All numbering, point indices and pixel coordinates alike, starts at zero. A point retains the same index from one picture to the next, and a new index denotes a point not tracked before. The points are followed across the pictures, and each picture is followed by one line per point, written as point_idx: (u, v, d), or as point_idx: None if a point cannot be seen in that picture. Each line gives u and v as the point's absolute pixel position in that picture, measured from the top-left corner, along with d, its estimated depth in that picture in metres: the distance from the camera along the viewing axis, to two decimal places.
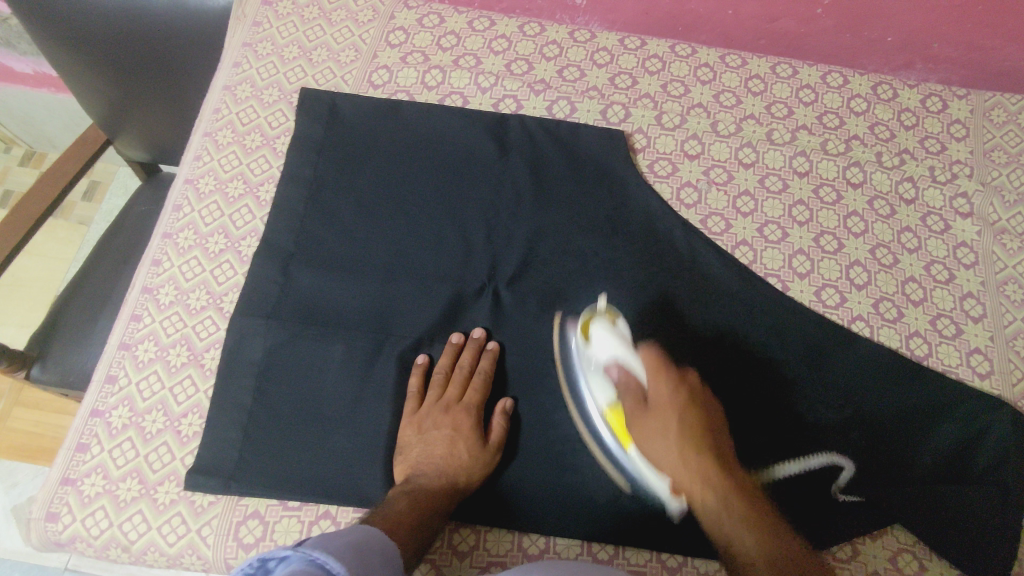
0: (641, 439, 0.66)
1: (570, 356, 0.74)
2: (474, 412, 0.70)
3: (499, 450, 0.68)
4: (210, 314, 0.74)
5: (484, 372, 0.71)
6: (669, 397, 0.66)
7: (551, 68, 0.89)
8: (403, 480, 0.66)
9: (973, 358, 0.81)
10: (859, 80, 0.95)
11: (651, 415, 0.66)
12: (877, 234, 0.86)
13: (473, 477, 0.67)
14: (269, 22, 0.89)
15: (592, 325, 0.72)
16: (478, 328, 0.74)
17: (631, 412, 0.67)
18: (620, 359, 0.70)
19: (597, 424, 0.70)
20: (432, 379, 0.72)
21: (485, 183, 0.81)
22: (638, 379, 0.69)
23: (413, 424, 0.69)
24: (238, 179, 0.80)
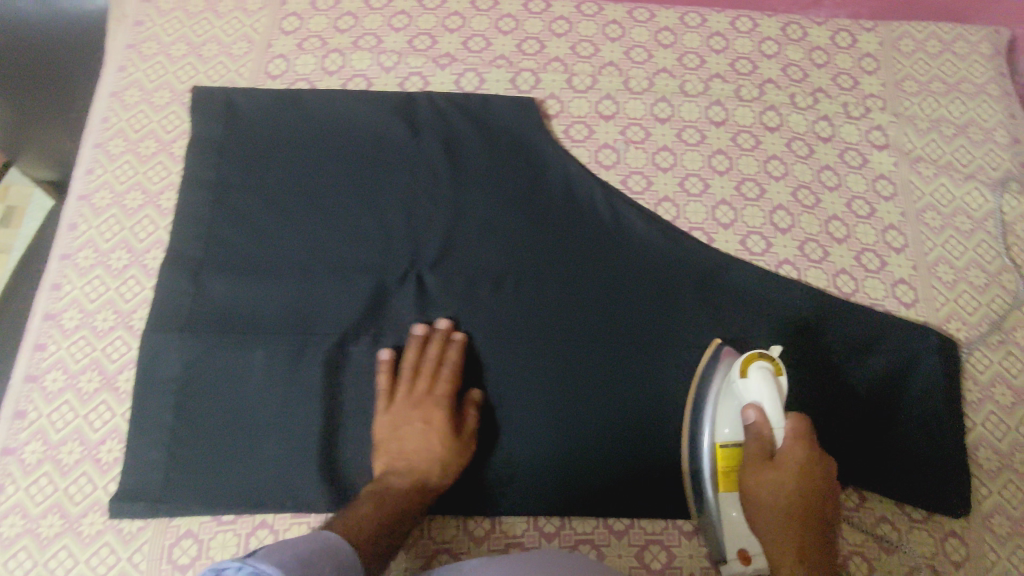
0: (750, 474, 0.64)
1: (713, 385, 0.70)
2: (445, 404, 0.68)
3: (472, 438, 0.67)
4: (120, 333, 0.71)
5: (452, 364, 0.70)
6: (793, 459, 0.63)
7: (455, 41, 0.86)
8: (376, 477, 0.65)
9: (898, 289, 0.82)
10: (768, 23, 0.94)
11: (769, 461, 0.63)
12: (797, 176, 0.86)
13: (451, 468, 0.66)
14: (152, 20, 0.84)
15: (755, 365, 0.66)
16: (443, 319, 0.73)
17: (750, 455, 0.65)
18: (761, 409, 0.65)
19: (703, 452, 0.69)
20: (399, 374, 0.70)
21: (397, 165, 0.78)
22: (770, 432, 0.64)
23: (388, 419, 0.67)
24: (136, 190, 0.76)
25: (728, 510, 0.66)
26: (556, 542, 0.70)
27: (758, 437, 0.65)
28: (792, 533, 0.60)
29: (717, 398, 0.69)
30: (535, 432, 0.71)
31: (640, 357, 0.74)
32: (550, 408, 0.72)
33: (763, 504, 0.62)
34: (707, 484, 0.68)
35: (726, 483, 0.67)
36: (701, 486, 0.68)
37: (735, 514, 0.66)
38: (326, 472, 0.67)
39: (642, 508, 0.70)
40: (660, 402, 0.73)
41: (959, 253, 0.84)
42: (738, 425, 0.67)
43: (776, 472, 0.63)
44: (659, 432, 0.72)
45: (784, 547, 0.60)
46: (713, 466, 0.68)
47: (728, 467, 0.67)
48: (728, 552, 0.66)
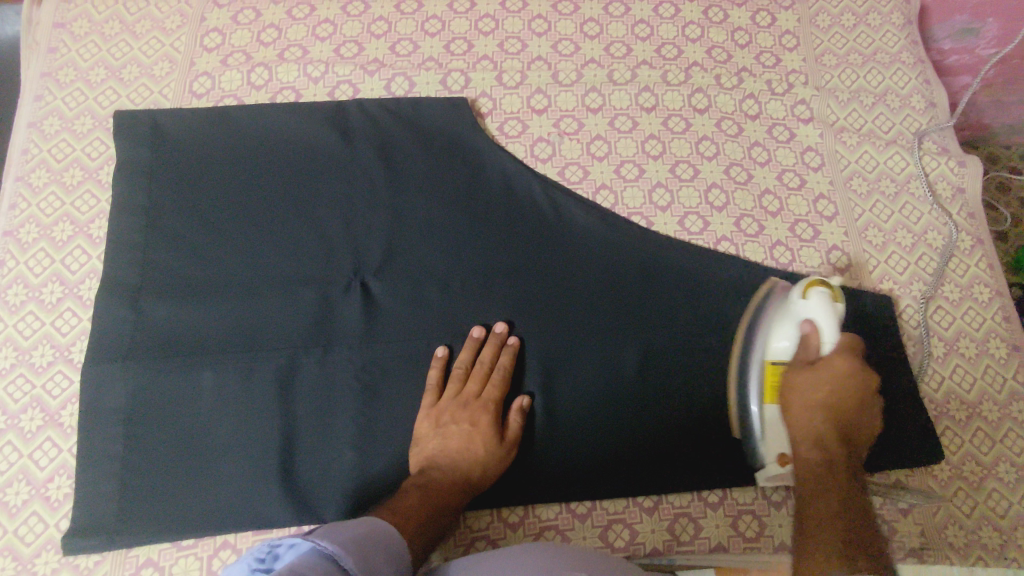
0: (795, 384, 0.64)
1: (774, 303, 0.70)
2: (494, 407, 0.69)
3: (514, 444, 0.69)
4: (60, 368, 0.70)
5: (504, 368, 0.71)
6: (837, 371, 0.62)
7: (382, 46, 0.86)
8: (417, 471, 0.67)
9: (832, 255, 0.85)
10: (690, 7, 0.97)
11: (813, 371, 0.63)
12: (729, 154, 0.88)
13: (488, 470, 0.67)
14: (67, 46, 0.82)
15: (814, 289, 0.66)
16: (500, 322, 0.74)
17: (796, 368, 0.65)
18: (813, 325, 0.64)
19: (754, 367, 0.69)
20: (452, 375, 0.71)
21: (333, 174, 0.78)
22: (824, 345, 0.64)
23: (431, 417, 0.69)
24: (64, 221, 0.74)
25: (770, 421, 0.67)
26: (522, 531, 0.71)
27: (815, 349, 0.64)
28: (819, 442, 0.60)
29: (775, 314, 0.69)
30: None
31: (589, 343, 0.75)
32: (506, 400, 0.72)
33: (796, 414, 0.63)
34: (749, 394, 0.69)
35: (769, 396, 0.67)
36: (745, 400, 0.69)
37: (773, 425, 0.67)
38: (283, 487, 0.67)
39: (604, 489, 0.71)
40: (613, 385, 0.74)
41: (887, 216, 0.88)
42: (790, 343, 0.67)
43: (816, 385, 0.62)
44: (614, 415, 0.73)
45: (816, 455, 0.59)
46: (760, 379, 0.68)
47: (774, 382, 0.67)
48: (766, 456, 0.68)
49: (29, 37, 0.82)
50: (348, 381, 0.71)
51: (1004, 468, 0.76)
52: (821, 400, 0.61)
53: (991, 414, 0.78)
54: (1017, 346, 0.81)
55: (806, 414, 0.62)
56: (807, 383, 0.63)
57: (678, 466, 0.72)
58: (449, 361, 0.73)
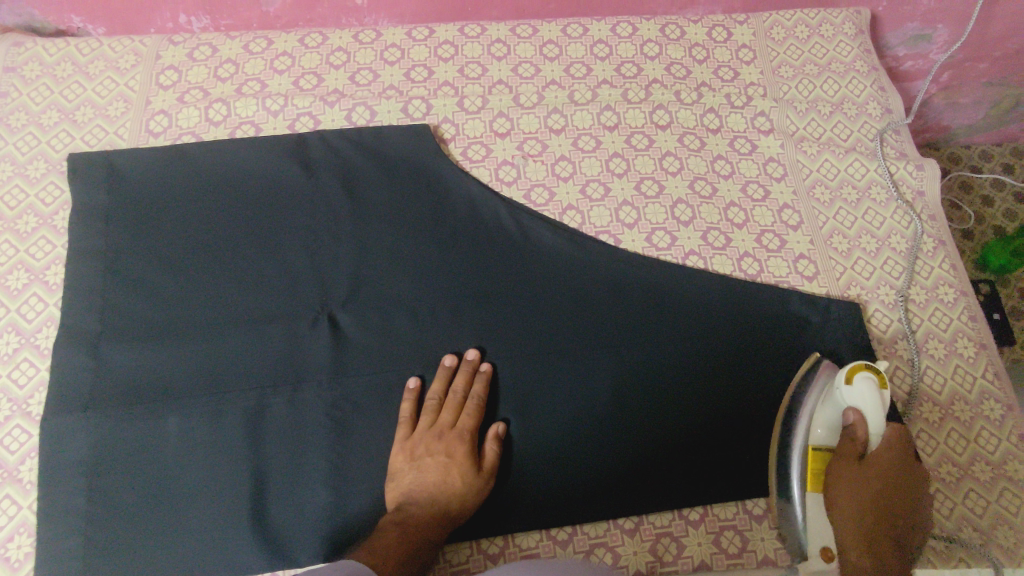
0: (846, 474, 0.67)
1: (814, 386, 0.73)
2: (469, 437, 0.69)
3: (492, 474, 0.68)
4: (18, 421, 0.67)
5: (478, 396, 0.71)
6: (889, 468, 0.67)
7: (341, 76, 0.86)
8: (394, 508, 0.65)
9: (800, 264, 0.86)
10: (647, 25, 0.98)
11: (866, 467, 0.67)
12: (692, 168, 0.89)
13: (468, 502, 0.66)
14: (17, 90, 0.80)
15: (863, 373, 0.69)
16: (472, 349, 0.74)
17: (846, 456, 0.68)
18: (859, 414, 0.68)
19: (795, 455, 0.70)
20: (425, 405, 0.70)
21: (297, 207, 0.77)
22: (868, 437, 0.68)
23: (405, 451, 0.68)
24: (19, 268, 0.73)
25: (813, 512, 0.68)
26: (504, 562, 0.69)
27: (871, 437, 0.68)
28: (862, 530, 0.64)
29: (817, 400, 0.71)
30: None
31: (561, 366, 0.75)
32: (480, 429, 0.71)
33: (842, 506, 0.66)
34: (793, 483, 0.69)
35: (813, 484, 0.69)
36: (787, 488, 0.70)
37: (817, 514, 0.68)
38: (256, 532, 0.65)
39: (584, 513, 0.70)
40: (587, 405, 0.74)
41: (851, 222, 0.89)
42: (833, 434, 0.71)
43: (862, 482, 0.66)
44: (590, 435, 0.73)
45: (857, 539, 0.64)
46: (802, 468, 0.69)
47: (818, 471, 0.69)
48: (808, 551, 0.67)
49: None
50: (318, 418, 0.70)
51: (979, 467, 0.76)
52: (867, 496, 0.66)
53: (963, 413, 0.79)
54: (983, 345, 0.82)
55: (858, 504, 0.65)
56: (890, 468, 0.67)
57: (657, 484, 0.72)
58: (421, 393, 0.72)
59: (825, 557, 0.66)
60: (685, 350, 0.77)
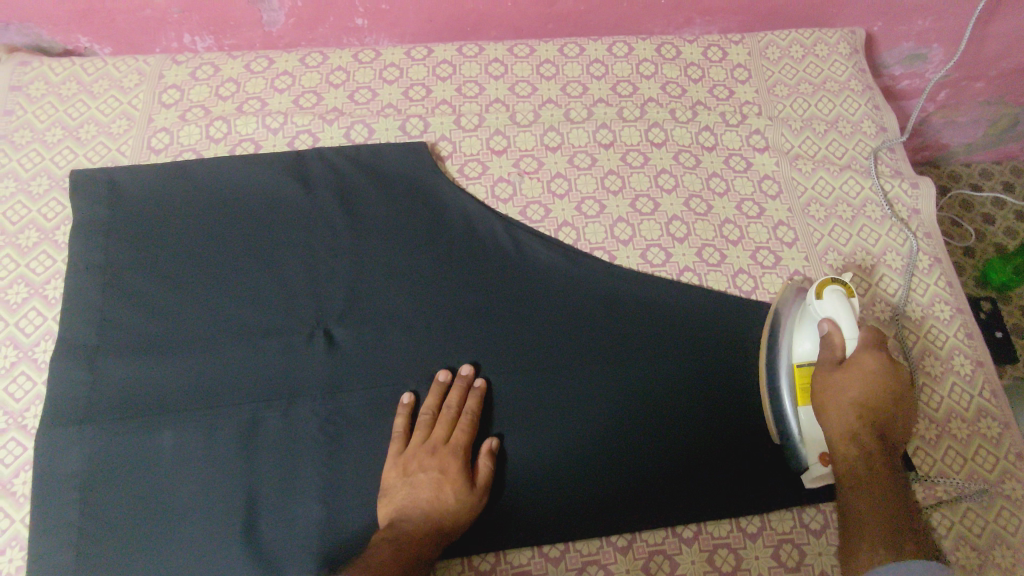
0: (831, 379, 0.68)
1: (790, 308, 0.75)
2: (463, 452, 0.68)
3: (485, 490, 0.68)
4: (13, 435, 0.68)
5: (471, 412, 0.71)
6: (870, 368, 0.66)
7: (341, 95, 0.88)
8: (387, 524, 0.65)
9: (795, 281, 0.86)
10: (643, 45, 0.99)
11: (844, 370, 0.67)
12: (687, 186, 0.90)
13: (460, 519, 0.66)
14: (23, 108, 0.82)
15: (829, 289, 0.70)
16: (466, 365, 0.74)
17: (826, 366, 0.69)
18: (834, 326, 0.69)
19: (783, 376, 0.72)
20: (419, 421, 0.70)
21: (295, 223, 0.78)
22: (845, 342, 0.68)
23: (398, 467, 0.68)
24: (19, 283, 0.74)
25: (807, 423, 0.70)
26: None
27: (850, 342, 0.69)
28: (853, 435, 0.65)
29: (796, 319, 0.74)
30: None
31: (554, 381, 0.75)
32: (473, 444, 0.71)
33: (831, 414, 0.67)
34: (783, 402, 0.72)
35: (801, 399, 0.71)
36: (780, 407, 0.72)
37: (812, 425, 0.70)
38: (247, 547, 0.65)
39: (578, 530, 0.70)
40: (580, 420, 0.74)
41: (846, 239, 0.89)
42: (815, 347, 0.71)
43: (845, 386, 0.67)
44: (584, 452, 0.72)
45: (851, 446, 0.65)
46: (790, 382, 0.72)
47: (805, 383, 0.71)
48: (808, 460, 0.71)
49: None
50: (312, 432, 0.70)
51: (978, 486, 0.75)
52: (853, 400, 0.66)
53: (960, 431, 0.78)
54: (980, 362, 0.82)
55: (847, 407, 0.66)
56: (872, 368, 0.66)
57: (650, 502, 0.71)
58: (415, 408, 0.72)
59: (824, 462, 0.70)
60: (678, 368, 0.76)
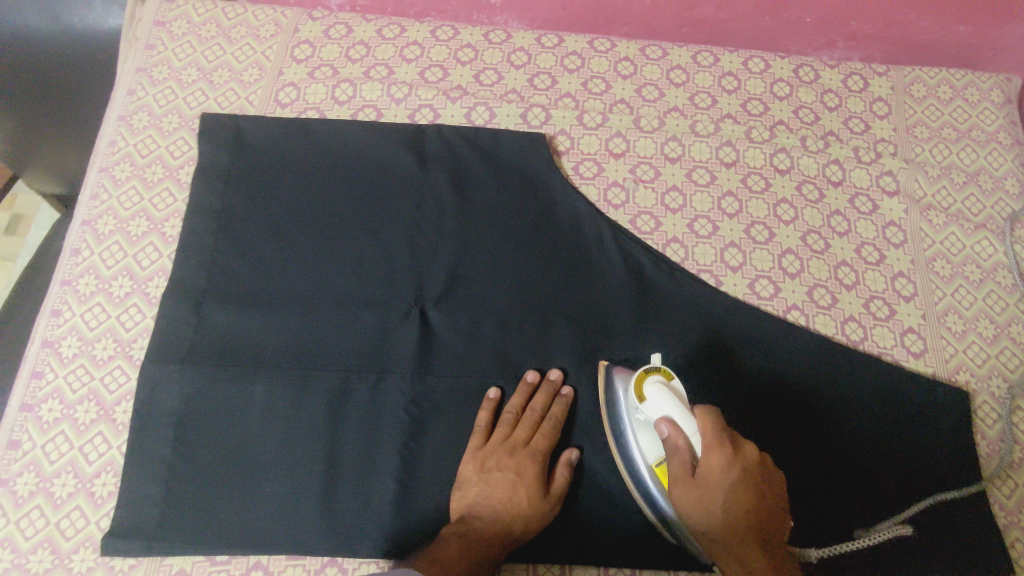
0: (675, 501, 0.56)
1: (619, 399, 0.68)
2: (541, 458, 0.67)
3: (559, 501, 0.67)
4: (119, 363, 0.69)
5: (556, 419, 0.69)
6: (714, 476, 0.53)
7: (467, 74, 0.86)
8: (457, 518, 0.64)
9: (906, 338, 0.81)
10: (781, 63, 0.94)
11: (700, 488, 0.54)
12: (807, 220, 0.85)
13: (530, 526, 0.65)
14: (164, 43, 0.83)
15: (648, 383, 0.62)
16: (555, 370, 0.72)
17: (673, 479, 0.56)
18: (670, 421, 0.58)
19: (625, 424, 0.67)
20: (501, 418, 0.70)
21: (404, 198, 0.78)
22: (690, 445, 0.56)
23: (476, 460, 0.67)
24: (141, 217, 0.75)
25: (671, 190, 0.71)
26: None
27: (671, 457, 0.57)
28: (720, 525, 0.53)
29: None
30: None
31: None
32: (551, 451, 0.70)
33: (693, 525, 0.55)
34: None
35: None
36: (643, 491, 0.66)
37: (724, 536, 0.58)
38: (324, 514, 0.66)
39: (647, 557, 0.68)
40: None
41: (969, 302, 0.83)
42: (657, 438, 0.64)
43: (698, 488, 0.54)
44: None
45: (726, 556, 0.54)
46: None
47: None
48: None
49: (128, 32, 0.83)
50: (397, 411, 0.70)
51: None
52: (731, 505, 0.52)
53: None
54: None
55: (697, 521, 0.54)
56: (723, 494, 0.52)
57: None
58: (499, 406, 0.71)
59: None
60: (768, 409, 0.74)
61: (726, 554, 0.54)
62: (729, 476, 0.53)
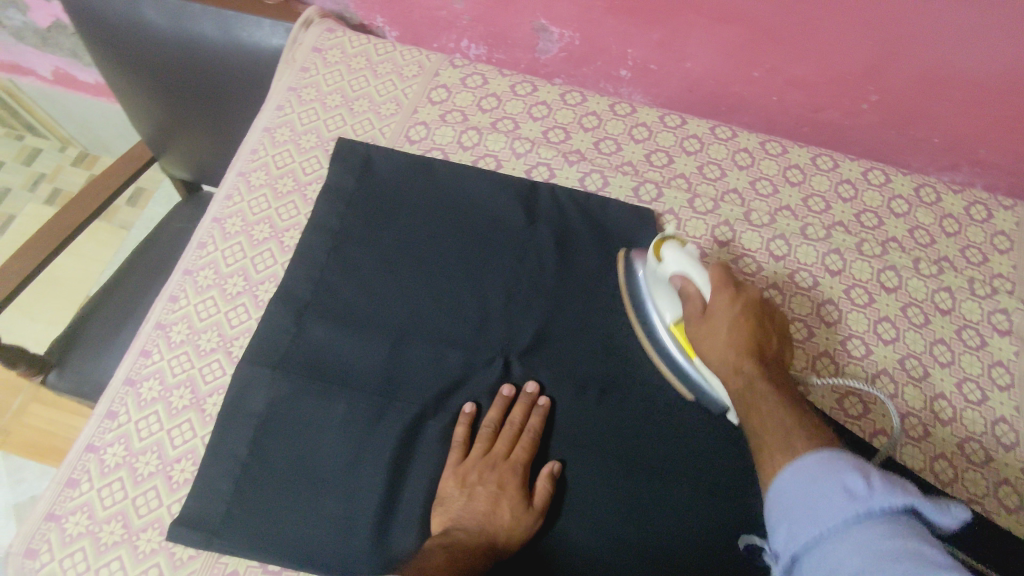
0: (691, 338, 0.68)
1: (642, 283, 0.76)
2: (522, 472, 0.68)
3: (542, 515, 0.66)
4: (218, 357, 0.72)
5: (533, 431, 0.69)
6: (723, 306, 0.67)
7: (588, 140, 0.89)
8: (440, 532, 0.64)
9: (1001, 490, 0.74)
10: (902, 180, 0.92)
11: (707, 321, 0.67)
12: (908, 343, 0.81)
13: (514, 540, 0.64)
14: (317, 68, 0.90)
15: (664, 246, 0.74)
16: (531, 382, 0.72)
17: (688, 317, 0.69)
18: (685, 277, 0.71)
19: (650, 317, 0.75)
20: (479, 433, 0.70)
21: (508, 248, 0.80)
22: (699, 291, 0.70)
23: (456, 476, 0.67)
24: (265, 223, 0.80)
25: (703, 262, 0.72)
26: None
27: (687, 300, 0.70)
28: (732, 352, 0.64)
29: None
30: (580, 547, 0.66)
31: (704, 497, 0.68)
32: (532, 466, 0.70)
33: (709, 344, 0.66)
34: None
35: None
36: (662, 351, 0.73)
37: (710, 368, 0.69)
38: (376, 547, 0.64)
39: None
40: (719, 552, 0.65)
41: None
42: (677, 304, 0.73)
43: (711, 327, 0.67)
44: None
45: (733, 371, 0.63)
46: None
47: None
48: None
49: (288, 54, 0.91)
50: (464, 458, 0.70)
51: None
52: (732, 338, 0.65)
53: None
54: None
55: (714, 353, 0.65)
56: (727, 320, 0.66)
57: None
58: (475, 421, 0.72)
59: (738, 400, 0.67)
60: None
61: (732, 369, 0.63)
62: (736, 302, 0.67)
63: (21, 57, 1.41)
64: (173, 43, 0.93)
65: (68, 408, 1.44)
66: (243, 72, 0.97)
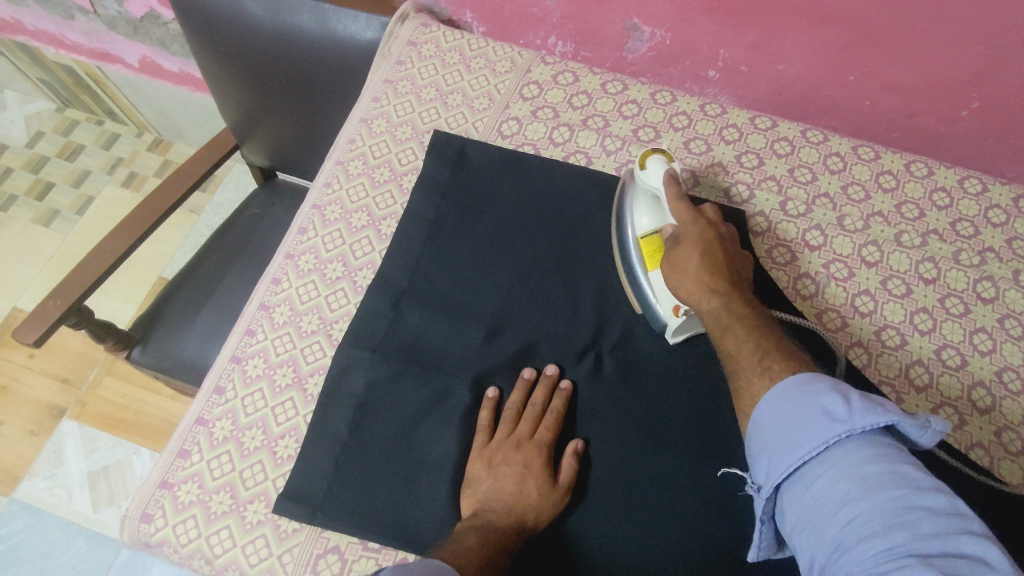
0: (664, 267, 0.71)
1: (628, 191, 0.79)
2: (547, 451, 0.67)
3: (568, 492, 0.65)
4: (319, 339, 0.75)
5: (556, 411, 0.69)
6: (696, 246, 0.70)
7: (677, 139, 0.89)
8: (470, 514, 0.64)
9: None
10: (999, 189, 0.89)
11: (679, 250, 0.71)
12: (1006, 355, 0.78)
13: (543, 517, 0.64)
14: (412, 61, 0.94)
15: (651, 159, 0.77)
16: (551, 364, 0.72)
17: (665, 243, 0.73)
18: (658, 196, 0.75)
19: (625, 233, 0.77)
20: (503, 415, 0.71)
21: (599, 244, 0.80)
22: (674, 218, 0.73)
23: (482, 458, 0.68)
24: (363, 211, 0.82)
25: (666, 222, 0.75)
26: None
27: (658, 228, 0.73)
28: (705, 277, 0.68)
29: None
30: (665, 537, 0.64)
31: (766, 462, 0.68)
32: (557, 446, 0.69)
33: (683, 284, 0.69)
34: None
35: None
36: (628, 269, 0.76)
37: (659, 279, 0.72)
38: None
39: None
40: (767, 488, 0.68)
41: None
42: (655, 216, 0.75)
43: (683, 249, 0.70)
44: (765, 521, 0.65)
45: (706, 293, 0.67)
46: None
47: None
48: None
49: (385, 47, 0.95)
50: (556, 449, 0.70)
51: None
52: (706, 257, 0.69)
53: None
54: None
55: (688, 281, 0.69)
56: (695, 254, 0.69)
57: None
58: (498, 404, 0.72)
59: (677, 314, 0.70)
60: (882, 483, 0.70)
61: (702, 289, 0.67)
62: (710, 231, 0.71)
63: (112, 46, 1.47)
64: (270, 36, 0.96)
65: (141, 384, 1.51)
66: (336, 65, 1.00)
